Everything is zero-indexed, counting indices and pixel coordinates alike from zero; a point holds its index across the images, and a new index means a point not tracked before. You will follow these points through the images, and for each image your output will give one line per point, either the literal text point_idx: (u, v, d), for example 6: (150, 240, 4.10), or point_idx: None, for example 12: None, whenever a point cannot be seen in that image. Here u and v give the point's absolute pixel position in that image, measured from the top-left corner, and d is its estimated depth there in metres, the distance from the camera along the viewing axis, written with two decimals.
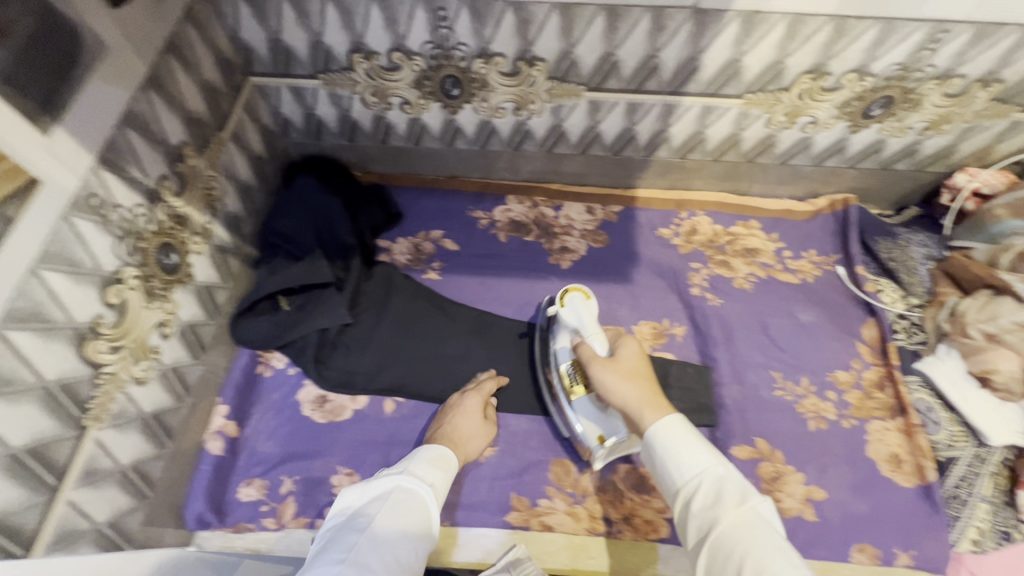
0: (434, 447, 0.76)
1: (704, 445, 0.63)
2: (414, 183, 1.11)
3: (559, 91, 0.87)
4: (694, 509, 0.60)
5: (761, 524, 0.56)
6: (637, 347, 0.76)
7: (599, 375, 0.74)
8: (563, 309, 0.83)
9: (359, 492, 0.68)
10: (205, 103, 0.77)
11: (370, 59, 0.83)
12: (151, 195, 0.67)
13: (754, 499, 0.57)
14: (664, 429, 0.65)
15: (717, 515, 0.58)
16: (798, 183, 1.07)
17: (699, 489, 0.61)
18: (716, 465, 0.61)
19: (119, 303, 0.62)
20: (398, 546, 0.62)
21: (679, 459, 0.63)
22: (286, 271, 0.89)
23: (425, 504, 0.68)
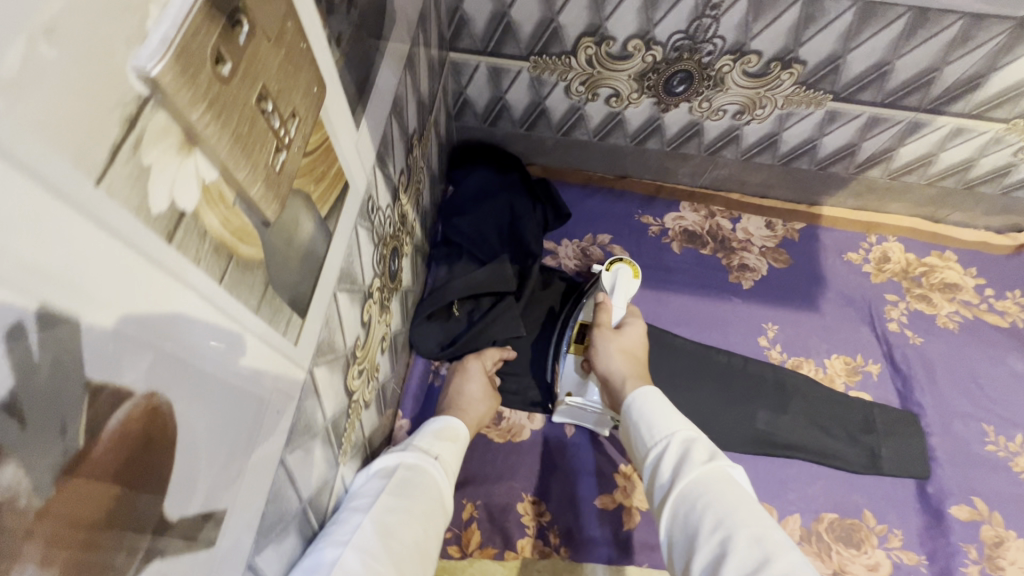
0: (441, 419, 0.66)
1: (677, 410, 0.61)
2: (580, 180, 1.02)
3: (800, 99, 0.77)
4: (660, 471, 0.56)
5: (722, 483, 0.52)
6: (642, 329, 0.77)
7: (601, 342, 0.74)
8: (606, 273, 0.80)
9: (363, 470, 0.57)
10: (428, 84, 0.67)
11: (601, 45, 0.73)
12: (395, 193, 0.58)
13: (720, 460, 0.54)
14: (641, 395, 0.64)
15: (682, 474, 0.54)
16: (1004, 215, 0.98)
17: (665, 448, 0.57)
18: (686, 427, 0.58)
19: (368, 320, 0.54)
20: (406, 532, 0.49)
21: (647, 420, 0.61)
22: (469, 276, 0.81)
23: (432, 481, 0.57)
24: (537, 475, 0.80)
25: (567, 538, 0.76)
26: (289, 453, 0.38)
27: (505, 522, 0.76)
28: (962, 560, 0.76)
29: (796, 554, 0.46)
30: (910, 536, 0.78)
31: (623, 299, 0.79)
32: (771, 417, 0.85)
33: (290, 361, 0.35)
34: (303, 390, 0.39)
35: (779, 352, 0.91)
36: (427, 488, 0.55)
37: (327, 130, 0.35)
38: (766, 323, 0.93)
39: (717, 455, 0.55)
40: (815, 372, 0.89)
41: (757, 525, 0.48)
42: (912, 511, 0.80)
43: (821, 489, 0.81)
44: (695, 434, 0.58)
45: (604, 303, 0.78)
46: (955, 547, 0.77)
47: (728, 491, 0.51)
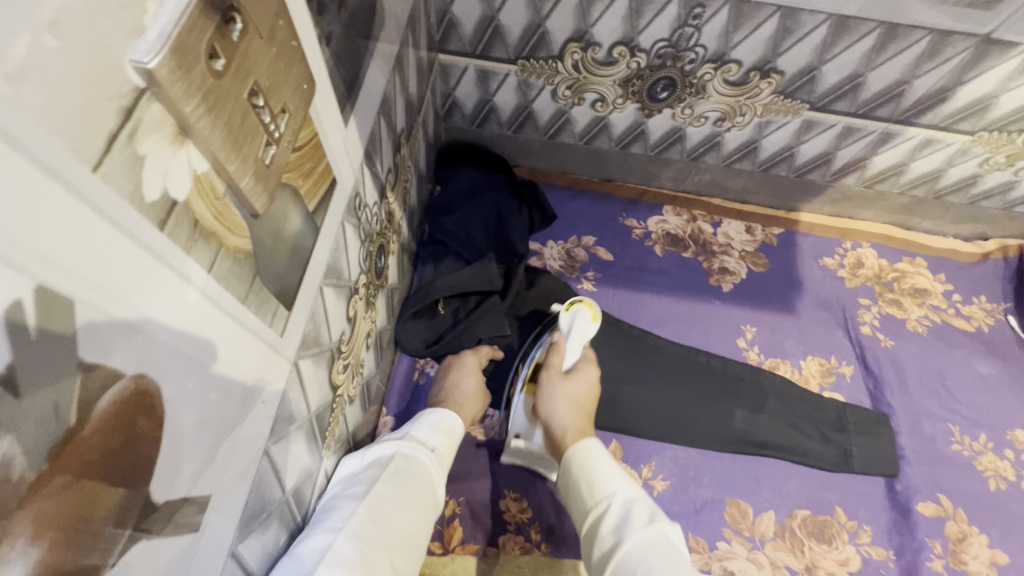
0: (436, 409, 0.65)
1: (620, 467, 0.64)
2: (566, 182, 1.03)
3: (778, 107, 0.80)
4: (603, 532, 0.59)
5: (661, 545, 0.55)
6: (593, 376, 0.78)
7: (549, 388, 0.75)
8: (564, 314, 0.81)
9: (360, 456, 0.57)
10: (416, 84, 0.68)
11: (587, 51, 0.75)
12: (382, 191, 0.58)
13: (663, 522, 0.57)
14: (583, 451, 0.66)
15: (625, 538, 0.57)
16: (971, 223, 1.02)
17: (609, 511, 0.60)
18: (631, 488, 0.62)
19: (354, 316, 0.55)
20: (397, 522, 0.50)
21: (591, 481, 0.63)
22: (455, 275, 0.81)
23: (427, 473, 0.57)
24: (519, 472, 0.81)
25: (548, 534, 0.77)
26: (273, 443, 0.39)
27: (488, 519, 0.77)
28: (927, 554, 0.79)
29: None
30: (878, 532, 0.81)
31: (578, 344, 0.79)
32: (748, 416, 0.87)
33: (275, 352, 0.36)
34: (288, 381, 0.39)
35: (757, 353, 0.93)
36: (421, 481, 0.55)
37: (316, 126, 0.36)
38: (745, 325, 0.96)
39: (656, 517, 0.58)
40: (791, 374, 0.92)
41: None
42: (881, 507, 0.83)
43: (795, 486, 0.83)
44: (636, 498, 0.60)
45: (557, 345, 0.78)
46: (921, 542, 0.80)
47: (665, 553, 0.54)
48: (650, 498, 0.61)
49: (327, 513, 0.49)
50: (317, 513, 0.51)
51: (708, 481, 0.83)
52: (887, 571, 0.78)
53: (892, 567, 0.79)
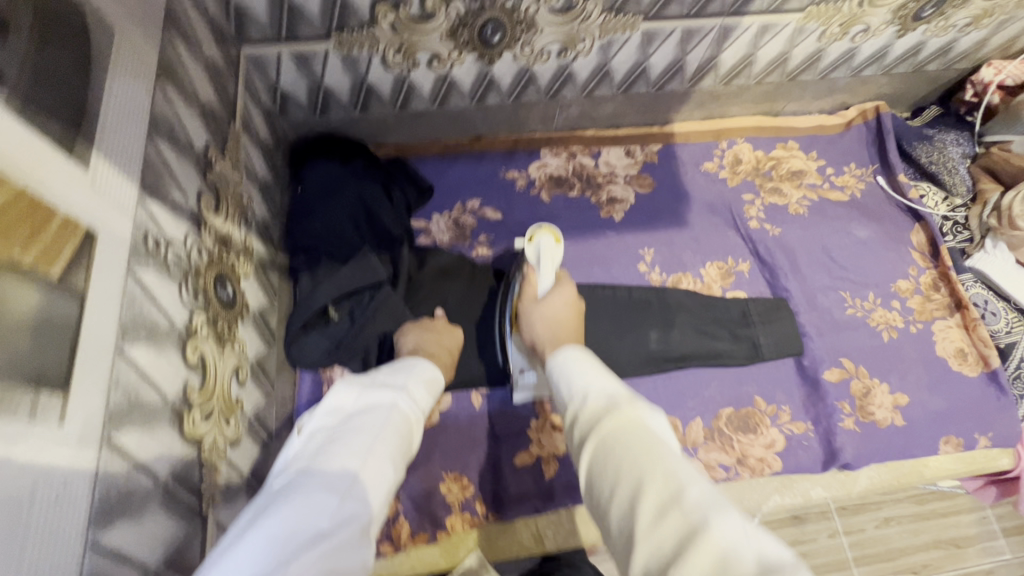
0: (427, 368, 0.66)
1: (602, 367, 0.56)
2: (437, 149, 0.98)
3: (614, 26, 0.77)
4: (580, 423, 0.51)
5: (638, 426, 0.46)
6: (570, 292, 0.76)
7: (527, 309, 0.75)
8: (529, 246, 0.83)
9: (354, 394, 0.55)
10: (214, 89, 0.61)
11: (398, 9, 0.69)
12: (195, 218, 0.53)
13: (641, 401, 0.48)
14: (562, 356, 0.60)
15: (601, 418, 0.48)
16: (830, 97, 1.05)
17: (584, 402, 0.52)
18: (608, 381, 0.53)
19: (199, 361, 0.50)
20: (393, 476, 0.51)
21: (569, 379, 0.56)
22: (334, 276, 0.77)
23: (416, 430, 0.57)
24: (454, 452, 0.80)
25: (494, 503, 0.78)
26: (102, 531, 0.36)
27: (432, 506, 0.77)
28: (839, 416, 0.85)
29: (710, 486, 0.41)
30: (796, 409, 0.86)
31: (550, 267, 0.81)
32: (662, 335, 0.88)
33: (61, 444, 0.33)
34: (101, 464, 0.36)
35: (659, 273, 0.94)
36: (411, 437, 0.56)
37: (17, 182, 0.31)
38: (643, 249, 0.96)
39: (635, 401, 0.49)
40: (693, 285, 0.94)
41: (677, 461, 0.42)
42: (794, 386, 0.88)
43: (715, 390, 0.87)
44: (616, 389, 0.52)
45: (529, 275, 0.80)
46: (832, 408, 0.86)
47: (645, 433, 0.45)
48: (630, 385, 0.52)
49: (326, 457, 0.48)
50: (313, 451, 0.49)
51: None
52: (807, 441, 0.85)
53: (812, 436, 0.85)
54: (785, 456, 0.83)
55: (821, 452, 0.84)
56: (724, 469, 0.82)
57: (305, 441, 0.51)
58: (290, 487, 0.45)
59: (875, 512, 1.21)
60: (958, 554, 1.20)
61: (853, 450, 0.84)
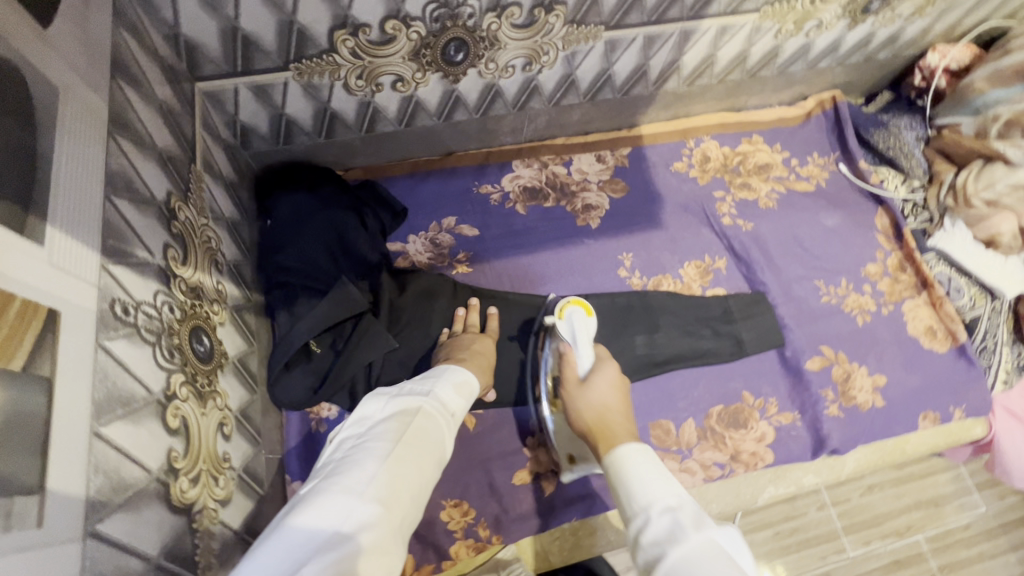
0: (459, 372, 0.68)
1: (668, 476, 0.55)
2: (407, 169, 0.97)
3: (576, 37, 0.77)
4: (643, 548, 0.50)
5: (711, 554, 0.46)
6: (614, 373, 0.73)
7: (572, 395, 0.72)
8: (560, 323, 0.80)
9: (383, 403, 0.58)
10: (171, 133, 0.59)
11: (357, 34, 0.67)
12: (163, 274, 0.50)
13: (712, 527, 0.48)
14: (619, 457, 0.58)
15: (671, 542, 0.48)
16: (789, 89, 1.08)
17: (647, 522, 0.51)
18: (671, 495, 0.52)
19: (181, 425, 0.48)
20: (417, 477, 0.51)
21: (629, 488, 0.55)
22: (312, 312, 0.74)
23: (446, 433, 0.58)
24: (452, 478, 0.79)
25: (497, 526, 0.78)
26: None
27: (435, 536, 0.76)
28: (823, 404, 0.87)
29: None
30: (782, 399, 0.88)
31: (587, 346, 0.77)
32: (648, 338, 0.89)
33: (42, 548, 0.31)
34: (86, 558, 0.34)
35: (639, 277, 0.95)
36: (442, 441, 0.57)
37: None
38: (622, 254, 0.97)
39: (703, 525, 0.48)
40: (674, 286, 0.95)
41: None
42: (779, 377, 0.90)
43: (704, 389, 0.88)
44: (679, 506, 0.51)
45: (567, 355, 0.77)
46: (816, 396, 0.88)
47: (715, 562, 0.45)
48: (699, 504, 0.51)
49: (348, 461, 0.50)
50: (338, 458, 0.52)
51: None
52: (796, 430, 0.87)
53: (800, 425, 0.87)
54: (776, 447, 0.85)
55: (809, 439, 0.86)
56: (719, 467, 0.84)
57: (336, 448, 0.54)
58: (314, 490, 0.47)
59: (859, 481, 1.25)
60: (937, 512, 1.25)
61: (839, 435, 0.86)
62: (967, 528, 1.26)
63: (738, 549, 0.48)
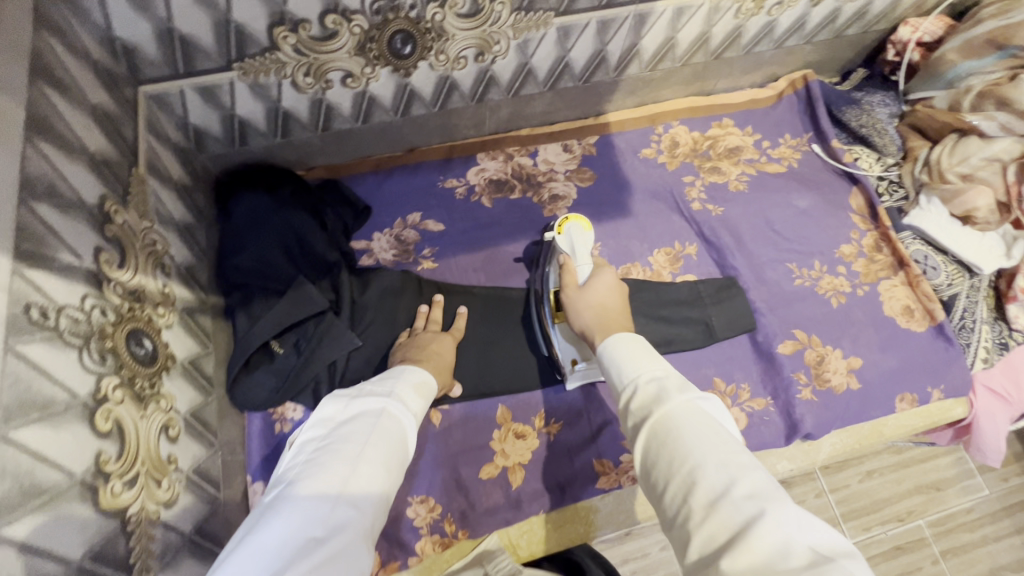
0: (417, 372, 0.67)
1: (657, 353, 0.55)
2: (369, 166, 0.96)
3: (525, 24, 0.76)
4: (631, 412, 0.51)
5: (695, 411, 0.46)
6: (610, 276, 0.73)
7: (570, 299, 0.72)
8: (558, 237, 0.79)
9: (343, 405, 0.56)
10: (107, 137, 0.58)
11: (298, 30, 0.66)
12: (94, 279, 0.50)
13: (695, 391, 0.49)
14: (614, 343, 0.58)
15: (657, 405, 0.48)
16: (760, 70, 1.06)
17: (634, 390, 0.51)
18: (659, 367, 0.52)
19: (114, 428, 0.48)
20: (387, 481, 0.51)
21: (619, 366, 0.55)
22: (271, 310, 0.74)
23: (410, 434, 0.58)
24: (418, 475, 0.79)
25: (463, 522, 0.77)
26: None
27: (400, 532, 0.75)
28: (796, 388, 0.86)
29: (760, 473, 0.43)
30: (754, 385, 0.87)
31: (586, 254, 0.77)
32: None
33: None
34: None
35: (607, 266, 0.93)
36: (407, 440, 0.56)
37: None
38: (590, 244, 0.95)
39: (686, 389, 0.49)
40: (643, 274, 0.93)
41: (732, 450, 0.44)
42: (751, 363, 0.89)
43: None
44: (665, 376, 0.51)
45: (567, 264, 0.76)
46: (789, 380, 0.86)
47: (700, 420, 0.46)
48: (683, 373, 0.52)
49: (316, 467, 0.49)
50: (301, 462, 0.50)
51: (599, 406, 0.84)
52: (768, 416, 0.85)
53: (773, 410, 0.86)
54: (748, 434, 0.84)
55: (783, 425, 0.85)
56: None
57: (297, 453, 0.52)
58: (282, 499, 0.46)
59: (858, 466, 1.23)
60: (939, 496, 1.23)
61: (813, 420, 0.84)
62: (970, 512, 1.23)
63: (719, 411, 0.49)
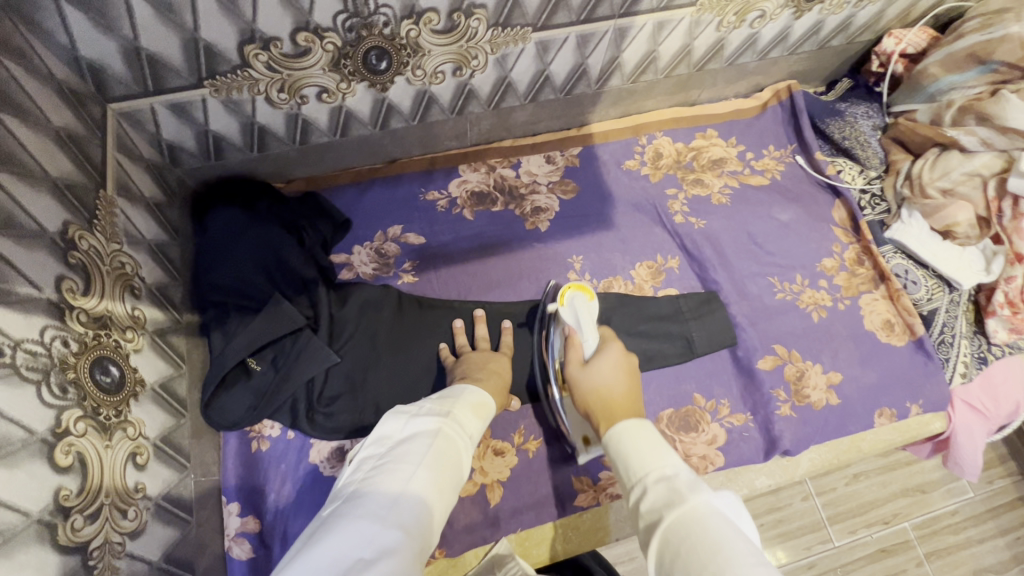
0: (475, 392, 0.67)
1: (666, 447, 0.55)
2: (349, 178, 0.95)
3: (503, 39, 0.75)
4: (643, 514, 0.50)
5: (707, 511, 0.46)
6: (618, 356, 0.72)
7: (576, 379, 0.71)
8: (563, 309, 0.80)
9: (401, 424, 0.58)
10: (71, 160, 0.57)
11: (269, 48, 0.66)
12: (55, 309, 0.49)
13: (708, 489, 0.48)
14: (618, 433, 0.59)
15: (669, 506, 0.48)
16: (744, 80, 1.06)
17: (645, 492, 0.51)
18: (668, 466, 0.52)
19: (76, 462, 0.47)
20: (441, 503, 0.51)
21: (627, 461, 0.55)
22: (246, 329, 0.73)
23: (464, 456, 0.58)
24: None
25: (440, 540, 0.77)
26: None
27: None
28: (775, 404, 0.86)
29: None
30: (734, 401, 0.87)
31: (590, 327, 0.77)
32: None
33: None
34: None
35: (589, 280, 0.93)
36: (461, 463, 0.57)
37: None
38: (572, 257, 0.95)
39: (699, 488, 0.48)
40: (625, 288, 0.93)
41: (751, 557, 0.42)
42: (731, 378, 0.89)
43: (654, 392, 0.86)
44: (676, 475, 0.51)
45: (573, 339, 0.76)
46: (768, 396, 0.86)
47: (712, 521, 0.45)
48: (694, 471, 0.52)
49: (372, 484, 0.50)
50: (359, 479, 0.52)
51: None
52: (747, 432, 0.85)
53: (752, 426, 0.86)
54: (727, 451, 0.84)
55: (761, 441, 0.85)
56: None
57: (355, 470, 0.54)
58: (337, 514, 0.47)
59: (843, 471, 1.24)
60: (925, 499, 1.24)
61: (791, 436, 0.85)
62: (954, 514, 1.24)
63: (736, 508, 0.48)
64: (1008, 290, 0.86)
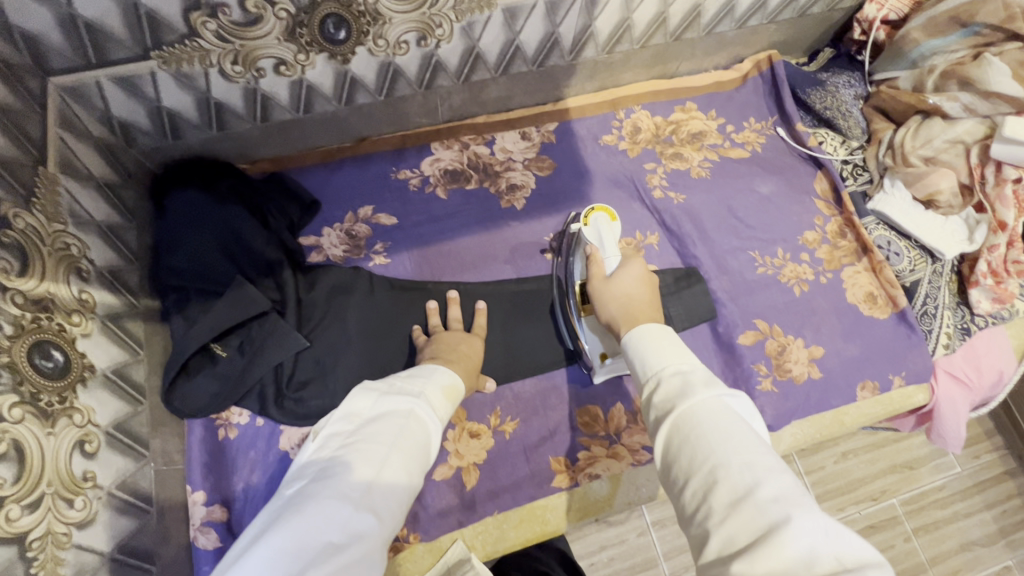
0: (447, 373, 0.63)
1: (685, 348, 0.53)
2: (317, 159, 0.92)
3: (467, 6, 0.72)
4: (654, 404, 0.49)
5: (722, 410, 0.45)
6: (640, 269, 0.72)
7: (597, 290, 0.72)
8: (586, 228, 0.82)
9: (372, 400, 0.55)
10: (4, 135, 0.54)
11: (217, 15, 0.62)
12: None
13: (723, 385, 0.47)
14: (639, 334, 0.57)
15: (682, 399, 0.47)
16: (724, 51, 1.03)
17: (658, 384, 0.50)
18: (685, 362, 0.51)
19: (9, 450, 0.45)
20: (409, 488, 0.50)
21: (643, 357, 0.54)
22: (208, 314, 0.70)
23: (435, 439, 0.56)
24: None
25: (415, 525, 0.75)
26: None
27: None
28: (756, 379, 0.84)
29: (788, 478, 0.41)
30: (715, 377, 0.85)
31: (613, 247, 0.78)
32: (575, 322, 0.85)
33: None
34: None
35: None
36: (431, 446, 0.55)
37: None
38: (549, 235, 0.92)
39: (714, 384, 0.48)
40: None
41: (760, 455, 0.42)
42: (712, 354, 0.87)
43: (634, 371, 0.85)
44: (691, 371, 0.50)
45: (594, 255, 0.77)
46: (749, 371, 0.85)
47: (727, 416, 0.44)
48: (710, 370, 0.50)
49: (341, 464, 0.49)
50: (327, 456, 0.50)
51: (555, 403, 0.82)
52: None
53: None
54: None
55: None
56: (647, 451, 0.82)
57: (322, 445, 0.52)
58: (306, 493, 0.46)
59: (833, 448, 1.23)
60: (913, 475, 1.24)
61: (772, 411, 0.83)
62: (942, 490, 1.24)
63: (747, 408, 0.48)
64: (991, 259, 0.86)
